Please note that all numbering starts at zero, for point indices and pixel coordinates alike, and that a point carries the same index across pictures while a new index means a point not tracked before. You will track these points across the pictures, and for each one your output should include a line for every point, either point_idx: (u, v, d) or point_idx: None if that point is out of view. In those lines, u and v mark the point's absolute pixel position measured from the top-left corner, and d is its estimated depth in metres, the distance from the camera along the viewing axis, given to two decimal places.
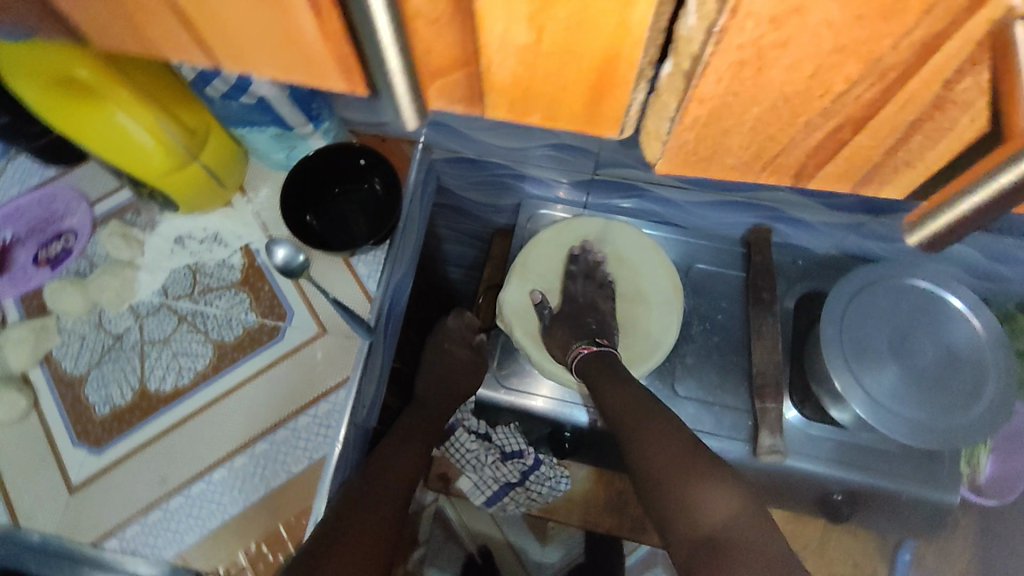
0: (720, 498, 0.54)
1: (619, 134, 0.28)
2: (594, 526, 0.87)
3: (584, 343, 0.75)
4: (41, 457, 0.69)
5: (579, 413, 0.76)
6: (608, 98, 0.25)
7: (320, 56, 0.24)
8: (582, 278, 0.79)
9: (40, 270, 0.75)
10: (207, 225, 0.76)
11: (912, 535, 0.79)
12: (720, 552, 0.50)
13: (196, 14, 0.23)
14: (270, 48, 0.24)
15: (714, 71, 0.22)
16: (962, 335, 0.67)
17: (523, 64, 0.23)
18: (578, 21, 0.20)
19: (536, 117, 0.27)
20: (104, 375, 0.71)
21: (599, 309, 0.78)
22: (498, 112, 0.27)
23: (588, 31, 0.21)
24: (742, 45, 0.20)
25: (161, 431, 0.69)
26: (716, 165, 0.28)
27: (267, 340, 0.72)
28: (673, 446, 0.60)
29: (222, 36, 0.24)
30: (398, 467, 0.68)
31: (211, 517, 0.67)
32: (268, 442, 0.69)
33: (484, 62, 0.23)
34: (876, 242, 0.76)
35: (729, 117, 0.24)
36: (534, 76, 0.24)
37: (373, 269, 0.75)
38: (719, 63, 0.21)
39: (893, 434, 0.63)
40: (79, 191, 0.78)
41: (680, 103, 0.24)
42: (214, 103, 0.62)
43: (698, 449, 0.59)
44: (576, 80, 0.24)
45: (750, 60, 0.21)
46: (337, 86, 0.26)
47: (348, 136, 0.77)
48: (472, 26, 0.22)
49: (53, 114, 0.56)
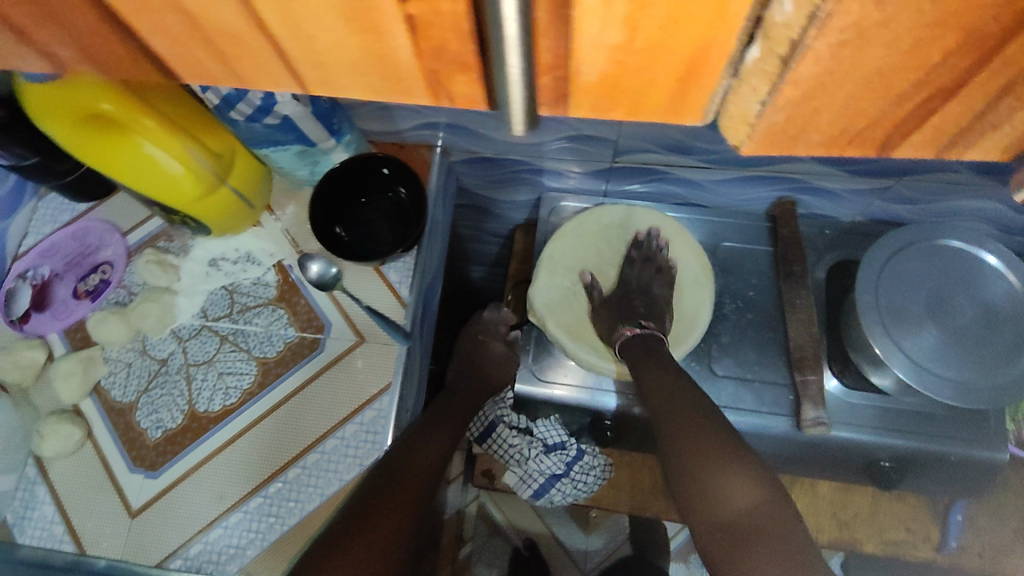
0: (743, 486, 0.55)
1: (700, 122, 0.27)
2: (642, 511, 0.86)
3: (629, 326, 0.73)
4: (100, 484, 0.71)
5: (607, 399, 0.77)
6: (695, 88, 0.24)
7: (407, 73, 0.25)
8: (642, 262, 0.78)
9: (81, 303, 0.77)
10: (239, 245, 0.77)
11: (962, 497, 0.79)
12: (736, 539, 0.52)
13: (284, 36, 0.23)
14: (358, 66, 0.24)
15: (812, 55, 0.21)
16: (998, 291, 0.67)
17: (613, 63, 0.22)
18: (674, 17, 0.20)
19: (620, 113, 0.26)
20: (153, 400, 0.73)
21: (651, 293, 0.76)
22: (580, 111, 0.26)
23: (682, 24, 0.20)
24: (842, 26, 0.19)
25: (215, 449, 0.71)
26: (802, 148, 0.27)
27: (308, 353, 0.74)
28: (700, 428, 0.61)
29: (312, 54, 0.24)
30: (426, 454, 0.67)
31: (270, 531, 0.68)
32: (319, 451, 0.70)
33: (574, 66, 0.23)
34: (902, 205, 0.77)
35: (821, 98, 0.23)
36: (623, 73, 0.23)
37: (404, 274, 0.76)
38: (819, 45, 0.20)
39: (939, 397, 0.62)
40: (110, 223, 0.80)
41: (772, 87, 0.23)
42: (239, 126, 0.63)
43: (722, 432, 0.60)
44: (666, 73, 0.23)
45: (849, 41, 0.20)
46: (418, 100, 0.27)
47: (369, 147, 0.78)
48: (568, 32, 0.21)
49: (82, 149, 0.57)
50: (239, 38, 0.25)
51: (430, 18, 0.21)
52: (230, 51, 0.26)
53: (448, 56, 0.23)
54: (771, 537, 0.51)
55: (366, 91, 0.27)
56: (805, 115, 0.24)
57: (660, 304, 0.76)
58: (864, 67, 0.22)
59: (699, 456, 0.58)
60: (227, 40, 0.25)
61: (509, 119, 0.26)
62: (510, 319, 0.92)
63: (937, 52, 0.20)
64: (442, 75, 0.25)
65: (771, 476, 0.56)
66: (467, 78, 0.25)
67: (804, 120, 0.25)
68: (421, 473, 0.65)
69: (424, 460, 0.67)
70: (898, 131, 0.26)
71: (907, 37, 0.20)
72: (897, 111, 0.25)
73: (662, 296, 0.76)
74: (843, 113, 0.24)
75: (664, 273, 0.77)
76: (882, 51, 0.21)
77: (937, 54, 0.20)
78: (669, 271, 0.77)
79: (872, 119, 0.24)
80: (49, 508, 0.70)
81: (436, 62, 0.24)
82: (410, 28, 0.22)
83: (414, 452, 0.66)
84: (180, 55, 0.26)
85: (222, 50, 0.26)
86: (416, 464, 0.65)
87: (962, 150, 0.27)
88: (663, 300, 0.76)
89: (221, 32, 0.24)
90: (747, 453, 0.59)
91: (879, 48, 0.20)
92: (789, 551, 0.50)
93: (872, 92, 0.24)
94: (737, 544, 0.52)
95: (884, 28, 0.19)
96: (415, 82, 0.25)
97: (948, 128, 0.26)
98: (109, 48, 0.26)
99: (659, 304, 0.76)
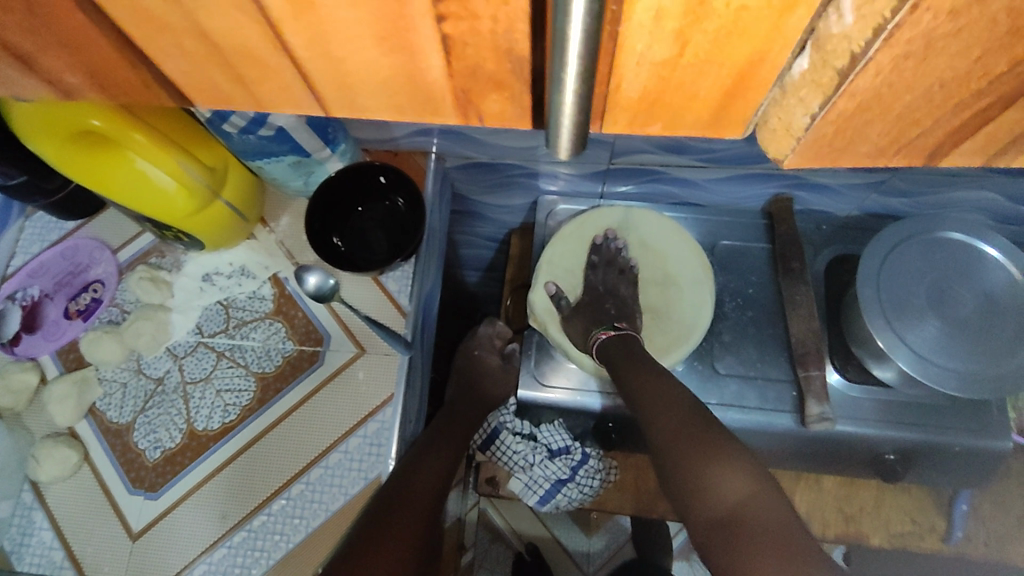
0: (734, 478, 0.54)
1: (741, 135, 0.28)
2: (650, 511, 0.85)
3: (603, 330, 0.74)
4: (99, 508, 0.69)
5: (591, 399, 0.77)
6: (739, 101, 0.25)
7: (439, 93, 0.26)
8: (603, 267, 0.79)
9: (73, 323, 0.75)
10: (232, 259, 0.76)
11: (967, 486, 0.79)
12: (731, 532, 0.51)
13: (332, 58, 0.24)
14: (394, 89, 0.26)
15: (875, 66, 0.23)
16: (999, 282, 0.68)
17: (657, 77, 0.24)
18: (726, 31, 0.21)
19: (658, 127, 0.27)
20: (151, 420, 0.72)
21: (619, 295, 0.77)
22: (616, 127, 0.27)
23: (733, 38, 0.21)
24: (911, 38, 0.21)
25: (215, 468, 0.70)
26: (849, 154, 0.28)
27: (308, 366, 0.72)
28: (691, 428, 0.61)
29: (357, 75, 0.25)
30: (429, 471, 0.67)
31: (275, 549, 0.67)
32: (323, 466, 0.69)
33: (617, 82, 0.24)
34: (897, 198, 0.78)
35: (877, 108, 0.25)
36: (666, 87, 0.24)
37: (403, 284, 0.75)
38: (884, 58, 0.22)
39: (944, 388, 0.62)
40: (100, 240, 0.78)
41: (827, 99, 0.25)
42: (232, 138, 0.61)
43: (715, 433, 0.60)
44: (712, 86, 0.24)
45: (915, 52, 0.22)
46: (448, 121, 0.28)
47: (363, 155, 0.77)
48: (614, 49, 0.22)
49: (73, 168, 0.56)
50: (270, 57, 0.24)
51: (466, 37, 0.22)
52: (262, 72, 0.25)
53: (486, 74, 0.24)
54: (766, 530, 0.50)
55: (397, 111, 0.27)
56: (858, 125, 0.26)
57: (629, 303, 0.77)
58: (925, 72, 0.23)
59: (691, 451, 0.58)
60: (259, 59, 0.25)
61: (556, 142, 0.26)
62: (505, 333, 0.94)
63: (1004, 60, 0.22)
64: (475, 94, 0.26)
65: (765, 471, 0.56)
66: (500, 95, 0.25)
67: (855, 130, 0.26)
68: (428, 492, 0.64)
69: (425, 476, 0.66)
70: (950, 136, 0.26)
71: (977, 48, 0.21)
72: (951, 118, 0.25)
73: (628, 296, 0.78)
74: (897, 117, 0.25)
75: (627, 274, 0.78)
76: (945, 54, 0.22)
77: (1004, 63, 0.22)
78: (631, 272, 0.78)
79: (927, 126, 0.25)
80: (47, 533, 0.69)
81: (470, 81, 0.25)
82: (444, 47, 0.23)
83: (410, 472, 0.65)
84: (208, 75, 0.26)
85: (252, 70, 0.25)
86: (424, 480, 0.65)
87: (1008, 155, 0.27)
88: (630, 300, 0.77)
89: (256, 52, 0.24)
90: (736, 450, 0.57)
91: (945, 59, 0.22)
92: (780, 540, 0.49)
93: (931, 97, 0.24)
94: (732, 536, 0.51)
95: (948, 35, 0.21)
96: (447, 102, 0.26)
97: (1005, 129, 0.25)
98: (128, 69, 0.26)
99: (629, 304, 0.77)
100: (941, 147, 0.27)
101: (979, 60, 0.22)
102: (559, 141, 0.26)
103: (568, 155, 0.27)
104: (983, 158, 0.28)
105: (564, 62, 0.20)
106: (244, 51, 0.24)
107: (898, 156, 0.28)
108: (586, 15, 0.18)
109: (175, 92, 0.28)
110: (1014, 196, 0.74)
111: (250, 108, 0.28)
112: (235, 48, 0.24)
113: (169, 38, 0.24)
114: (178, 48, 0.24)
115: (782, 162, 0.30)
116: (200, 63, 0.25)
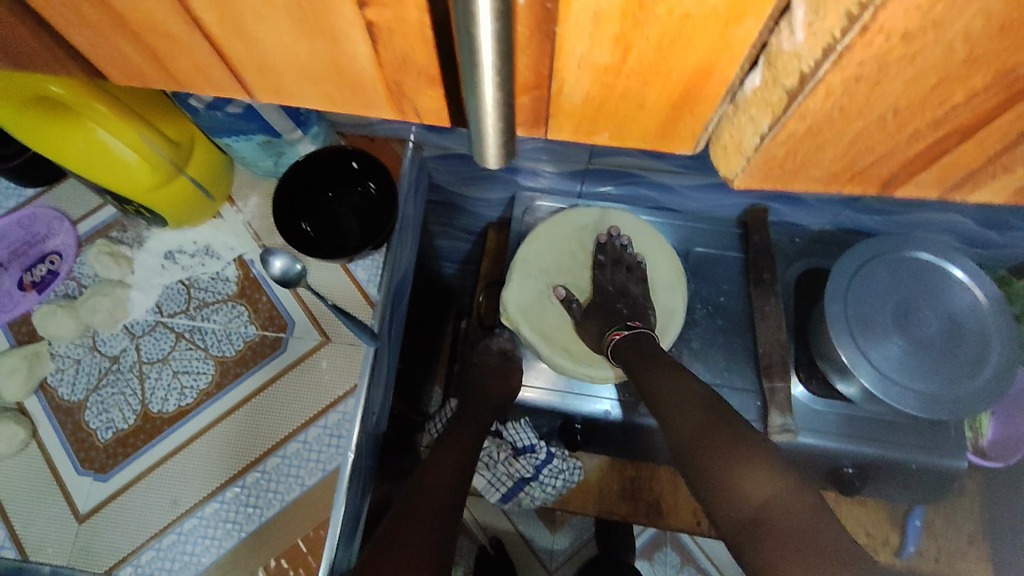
0: (759, 478, 0.53)
1: (692, 151, 0.28)
2: (609, 514, 0.86)
3: (617, 330, 0.73)
4: (45, 487, 0.67)
5: (586, 403, 0.75)
6: (688, 115, 0.25)
7: (371, 82, 0.25)
8: (611, 265, 0.77)
9: (26, 295, 0.72)
10: (197, 238, 0.74)
11: (922, 503, 0.80)
12: (761, 534, 0.50)
13: (250, 37, 0.23)
14: (321, 74, 0.25)
15: (825, 88, 0.22)
16: (962, 304, 0.68)
17: (598, 83, 0.23)
18: (669, 38, 0.20)
19: (605, 137, 0.27)
20: (103, 399, 0.70)
21: (631, 293, 0.76)
22: (561, 133, 0.27)
23: (676, 46, 0.21)
24: (862, 61, 0.20)
25: (168, 452, 0.68)
26: (801, 177, 0.28)
27: (270, 352, 0.71)
28: (718, 427, 0.59)
29: (284, 58, 0.24)
30: (439, 473, 0.69)
31: (226, 538, 0.65)
32: (280, 455, 0.67)
33: (557, 84, 0.23)
34: (873, 215, 0.78)
35: (830, 131, 0.24)
36: (609, 95, 0.24)
37: (372, 272, 0.74)
38: (833, 80, 0.21)
39: (905, 407, 0.62)
40: (60, 210, 0.75)
41: (776, 120, 0.24)
42: (198, 113, 0.59)
43: (748, 432, 0.58)
44: (658, 96, 0.23)
45: (867, 77, 0.21)
46: (381, 112, 0.27)
47: (337, 138, 0.75)
48: (551, 47, 0.21)
49: (28, 136, 0.53)
50: (182, 33, 0.23)
51: (390, 25, 0.21)
52: (176, 48, 0.25)
53: (413, 65, 0.23)
54: (799, 530, 0.49)
55: (325, 97, 0.26)
56: (810, 147, 0.26)
57: (641, 302, 0.76)
58: (877, 98, 0.22)
59: (712, 450, 0.57)
60: (168, 34, 0.24)
61: (483, 148, 0.25)
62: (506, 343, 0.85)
63: (960, 91, 0.21)
64: (406, 87, 0.25)
65: (793, 469, 0.54)
66: (435, 89, 0.25)
67: (808, 153, 0.26)
68: (443, 504, 0.65)
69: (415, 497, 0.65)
70: (903, 165, 0.26)
71: (931, 77, 0.21)
72: (906, 146, 0.25)
73: (639, 294, 0.76)
74: (850, 142, 0.25)
75: (636, 271, 0.76)
76: (900, 80, 0.21)
77: (960, 94, 0.21)
78: (640, 268, 0.77)
79: (882, 152, 0.25)
80: None
81: (399, 71, 0.24)
82: (368, 34, 0.22)
83: (422, 489, 0.66)
84: (127, 41, 0.25)
85: (166, 46, 0.24)
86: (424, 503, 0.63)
87: (966, 188, 0.27)
88: (641, 297, 0.76)
89: (165, 26, 0.23)
90: (771, 452, 0.56)
91: (899, 85, 0.21)
92: (811, 540, 0.48)
93: (884, 124, 0.24)
94: (762, 539, 0.50)
95: (902, 60, 0.20)
96: (380, 93, 0.26)
97: (962, 161, 0.25)
98: (46, 29, 0.25)
99: (640, 303, 0.76)
100: (900, 172, 0.27)
101: (936, 89, 0.21)
102: (485, 145, 0.25)
103: (498, 162, 0.27)
104: (939, 190, 0.28)
105: (476, 64, 0.19)
106: (153, 25, 0.23)
107: (856, 181, 0.28)
108: (493, 15, 0.17)
109: (84, 63, 0.27)
110: (985, 222, 0.74)
111: (168, 84, 0.28)
112: (141, 20, 0.23)
113: (69, 5, 0.23)
114: (92, 12, 0.23)
115: (732, 181, 0.29)
116: (118, 29, 0.24)
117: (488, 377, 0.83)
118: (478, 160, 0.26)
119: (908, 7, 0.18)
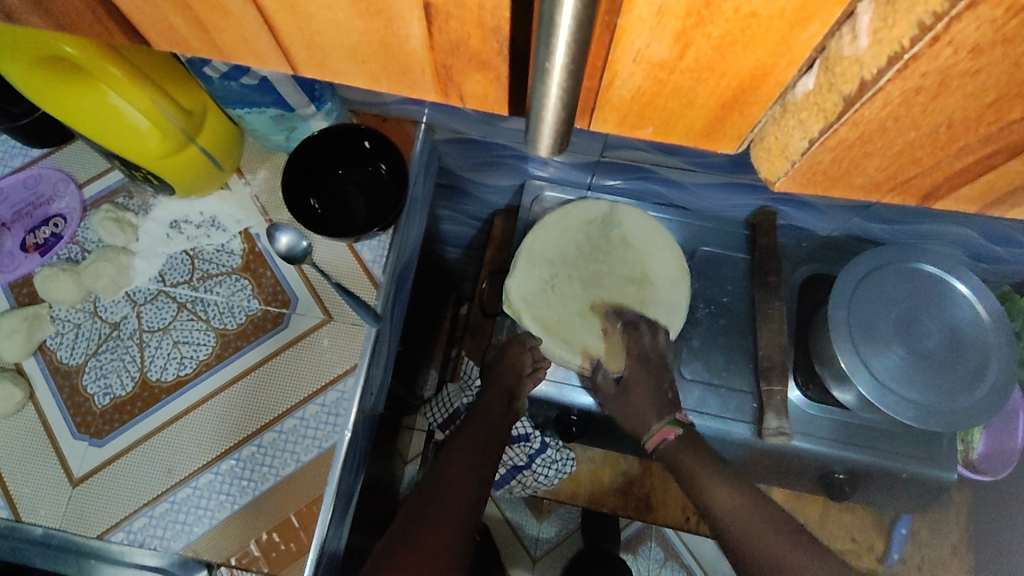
0: None
1: (734, 151, 0.28)
2: (600, 506, 0.86)
3: (668, 427, 0.73)
4: (41, 449, 0.67)
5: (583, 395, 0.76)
6: (736, 116, 0.25)
7: (419, 64, 0.25)
8: (640, 333, 0.73)
9: (29, 257, 0.72)
10: (204, 209, 0.73)
11: (907, 512, 0.81)
12: None
13: (303, 13, 0.23)
14: (370, 55, 0.25)
15: (884, 97, 0.23)
16: (965, 319, 0.68)
17: (651, 79, 0.23)
18: (733, 39, 0.20)
19: (649, 132, 0.27)
20: (102, 365, 0.69)
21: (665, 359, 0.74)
22: (605, 126, 0.27)
23: (738, 47, 0.21)
24: (926, 72, 0.21)
25: (164, 423, 0.68)
26: (844, 184, 0.29)
27: (271, 328, 0.71)
28: (788, 549, 0.63)
29: (336, 35, 0.24)
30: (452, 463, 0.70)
31: (219, 509, 0.65)
32: (277, 430, 0.68)
33: (608, 78, 0.23)
34: (881, 224, 0.78)
35: (880, 140, 0.25)
36: (660, 90, 0.24)
37: (378, 253, 0.73)
38: (893, 89, 0.22)
39: (900, 417, 0.63)
40: (66, 173, 0.75)
41: (829, 126, 0.25)
42: (212, 83, 0.59)
43: (786, 527, 0.66)
44: (710, 96, 0.24)
45: (928, 88, 0.22)
46: (425, 95, 0.27)
47: (350, 115, 0.74)
48: (611, 40, 0.21)
49: (41, 97, 0.52)
50: (234, 6, 0.23)
51: (450, 8, 0.21)
52: (223, 19, 0.24)
53: (468, 49, 0.23)
54: None
55: (370, 77, 0.26)
56: (857, 156, 0.26)
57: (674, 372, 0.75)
58: (935, 110, 0.23)
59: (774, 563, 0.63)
60: (220, 6, 0.23)
61: (537, 134, 0.25)
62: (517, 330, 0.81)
63: (1017, 109, 0.22)
64: (455, 70, 0.25)
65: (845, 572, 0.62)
66: (483, 74, 0.25)
67: (854, 160, 0.27)
68: (457, 492, 0.67)
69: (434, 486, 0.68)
70: (946, 177, 0.27)
71: (992, 93, 0.21)
72: (954, 160, 0.25)
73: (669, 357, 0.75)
74: (898, 153, 0.26)
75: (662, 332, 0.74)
76: (960, 93, 0.22)
77: (1017, 111, 0.22)
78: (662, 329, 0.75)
79: (929, 165, 0.26)
80: None
81: (450, 54, 0.24)
82: (426, 16, 0.22)
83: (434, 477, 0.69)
84: (177, 10, 0.24)
85: (213, 16, 0.24)
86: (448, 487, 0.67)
87: (1000, 201, 0.28)
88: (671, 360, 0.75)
89: None
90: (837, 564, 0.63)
91: (958, 98, 0.22)
92: None
93: (936, 137, 0.24)
94: None
95: (965, 74, 0.21)
96: (426, 76, 0.26)
97: (1004, 178, 0.26)
98: None
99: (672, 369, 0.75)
100: (943, 183, 0.27)
101: (992, 105, 0.22)
102: (540, 131, 0.25)
103: (548, 148, 0.27)
104: (975, 201, 0.28)
105: (549, 51, 0.19)
106: None
107: (891, 187, 0.28)
108: (577, 5, 0.17)
109: (127, 21, 0.27)
110: (991, 236, 0.75)
111: (209, 53, 0.27)
112: None
113: None
114: None
115: (774, 184, 0.31)
116: None
117: (492, 366, 0.78)
118: (530, 145, 0.27)
119: (981, 22, 0.19)
